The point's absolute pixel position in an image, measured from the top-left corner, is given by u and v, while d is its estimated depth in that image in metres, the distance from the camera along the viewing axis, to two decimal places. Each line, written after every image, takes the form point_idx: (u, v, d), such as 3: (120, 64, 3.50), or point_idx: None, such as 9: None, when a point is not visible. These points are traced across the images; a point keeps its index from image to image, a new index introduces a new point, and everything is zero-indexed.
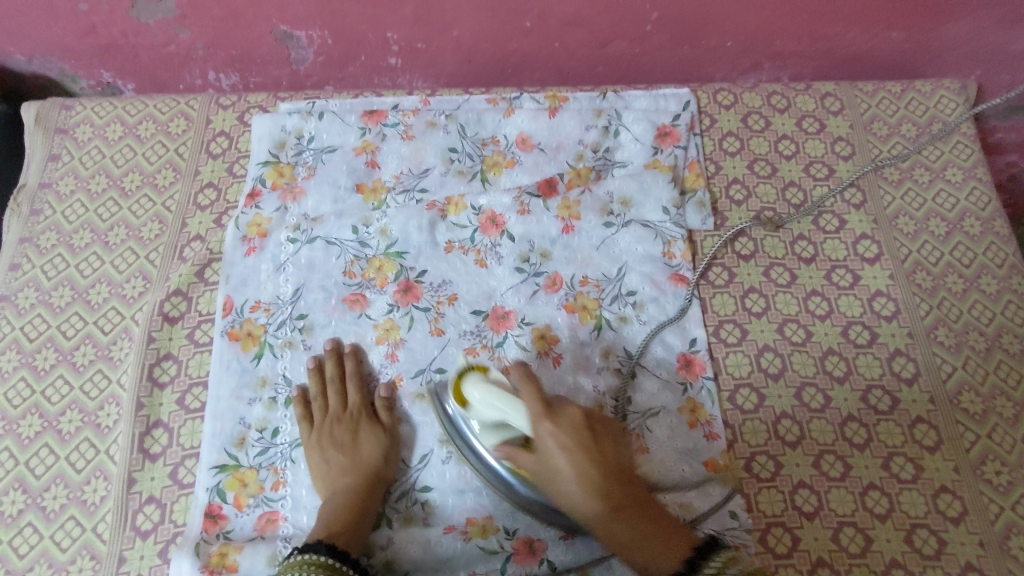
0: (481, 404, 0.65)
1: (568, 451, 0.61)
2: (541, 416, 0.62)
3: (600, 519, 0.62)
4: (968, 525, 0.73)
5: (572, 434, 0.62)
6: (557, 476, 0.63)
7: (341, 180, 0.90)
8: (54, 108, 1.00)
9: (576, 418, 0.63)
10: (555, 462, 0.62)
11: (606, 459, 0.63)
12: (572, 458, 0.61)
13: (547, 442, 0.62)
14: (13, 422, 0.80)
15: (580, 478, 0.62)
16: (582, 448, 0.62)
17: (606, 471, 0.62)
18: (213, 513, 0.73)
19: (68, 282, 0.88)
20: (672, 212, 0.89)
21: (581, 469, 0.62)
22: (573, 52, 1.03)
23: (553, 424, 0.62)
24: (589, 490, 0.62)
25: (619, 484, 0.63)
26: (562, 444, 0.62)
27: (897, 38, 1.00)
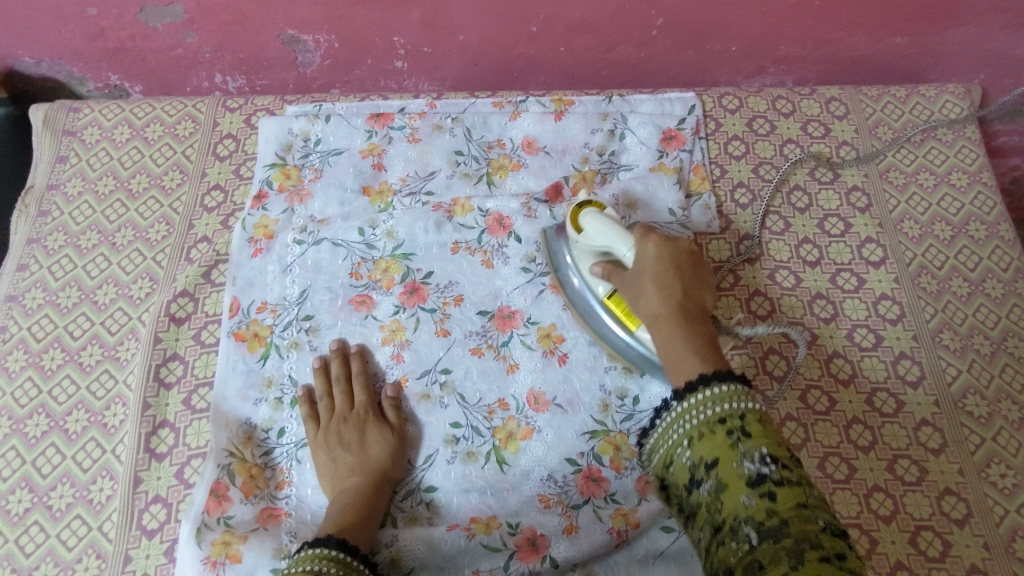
0: (591, 232, 0.74)
1: (660, 270, 0.67)
2: (648, 239, 0.69)
3: (663, 327, 0.65)
4: (973, 528, 0.73)
5: (668, 255, 0.68)
6: (644, 287, 0.67)
7: (347, 182, 0.91)
8: (62, 110, 1.00)
9: (681, 250, 0.69)
10: (648, 272, 0.67)
11: (692, 295, 0.67)
12: (662, 275, 0.66)
13: (647, 255, 0.68)
14: (20, 421, 0.80)
15: (663, 291, 0.66)
16: (671, 274, 0.67)
17: (689, 299, 0.66)
18: (218, 493, 0.73)
19: (75, 282, 0.88)
20: (679, 213, 0.89)
21: (670, 280, 0.66)
22: (578, 57, 1.04)
23: (657, 246, 0.68)
24: (668, 302, 0.65)
25: (693, 316, 0.65)
26: (658, 260, 0.67)
27: (901, 43, 1.01)
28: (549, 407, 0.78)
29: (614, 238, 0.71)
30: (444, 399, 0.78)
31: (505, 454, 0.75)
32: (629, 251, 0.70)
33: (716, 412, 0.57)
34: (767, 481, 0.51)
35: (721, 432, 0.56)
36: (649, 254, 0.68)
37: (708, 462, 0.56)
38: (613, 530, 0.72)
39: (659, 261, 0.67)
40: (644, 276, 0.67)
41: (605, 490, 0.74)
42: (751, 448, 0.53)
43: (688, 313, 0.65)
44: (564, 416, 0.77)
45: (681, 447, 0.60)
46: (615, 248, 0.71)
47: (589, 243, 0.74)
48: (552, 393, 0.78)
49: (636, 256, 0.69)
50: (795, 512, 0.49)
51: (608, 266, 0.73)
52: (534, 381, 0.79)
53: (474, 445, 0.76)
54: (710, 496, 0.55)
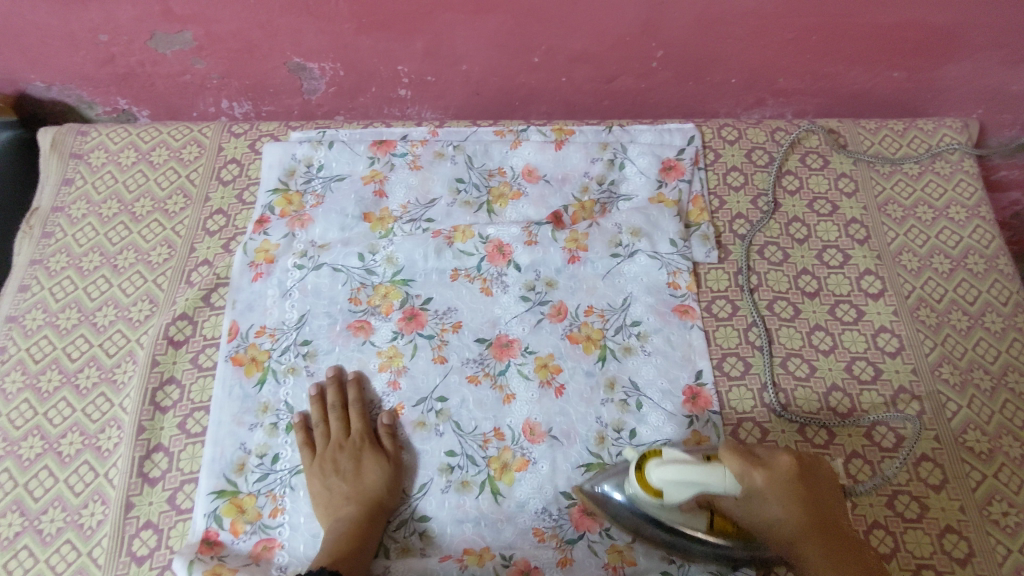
0: (670, 487, 0.63)
1: (779, 495, 0.63)
2: (752, 468, 0.62)
3: (818, 570, 0.62)
4: (975, 567, 0.72)
5: (782, 477, 0.63)
6: (770, 513, 0.63)
7: (348, 209, 0.92)
8: (70, 133, 1.02)
9: (787, 462, 0.64)
10: (766, 507, 0.63)
11: (816, 500, 0.64)
12: (784, 511, 0.63)
13: (759, 486, 0.62)
14: (14, 443, 0.80)
15: (793, 522, 0.63)
16: (795, 497, 0.63)
17: (820, 516, 0.64)
18: (209, 540, 0.72)
19: (75, 304, 0.89)
20: (680, 244, 0.89)
21: (793, 512, 0.63)
22: (580, 87, 1.05)
23: (765, 472, 0.62)
24: (804, 530, 0.63)
25: (831, 532, 0.63)
26: (773, 485, 0.62)
27: (899, 78, 1.02)
28: (545, 438, 0.77)
29: (705, 482, 0.61)
30: (439, 427, 0.78)
31: (499, 485, 0.75)
32: (729, 486, 0.61)
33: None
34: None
35: None
36: (760, 481, 0.62)
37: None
38: (610, 567, 0.71)
39: (781, 486, 0.63)
40: (762, 506, 0.63)
41: (600, 524, 0.73)
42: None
43: (826, 532, 0.63)
44: (560, 447, 0.77)
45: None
46: (709, 488, 0.62)
47: (675, 498, 0.63)
48: (548, 424, 0.78)
49: (743, 488, 0.62)
50: None
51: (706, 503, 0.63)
52: (530, 412, 0.79)
53: (469, 474, 0.75)
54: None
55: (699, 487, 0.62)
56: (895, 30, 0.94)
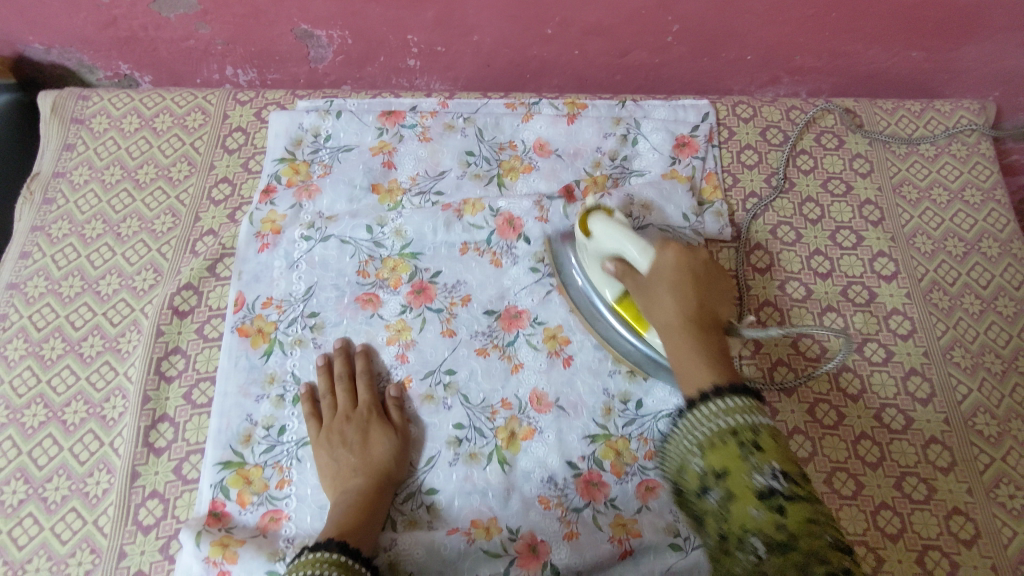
0: (600, 237, 0.71)
1: (673, 276, 0.64)
2: (668, 246, 0.66)
3: (677, 336, 0.62)
4: (981, 549, 0.72)
5: (690, 265, 0.66)
6: (658, 293, 0.65)
7: (356, 179, 0.90)
8: (71, 98, 0.99)
9: (701, 261, 0.67)
10: (662, 284, 0.64)
11: (708, 300, 0.64)
12: (677, 282, 0.64)
13: (663, 263, 0.65)
14: (17, 411, 0.79)
15: (677, 301, 0.63)
16: (690, 276, 0.65)
17: (700, 309, 0.63)
18: (216, 511, 0.72)
19: (78, 272, 0.87)
20: (692, 219, 0.88)
21: (680, 294, 0.63)
22: (593, 60, 1.03)
23: (676, 252, 0.66)
24: (682, 308, 0.63)
25: (704, 321, 0.63)
26: (679, 264, 0.65)
27: (917, 58, 1.00)
28: (552, 409, 0.77)
29: (625, 242, 0.68)
30: (447, 400, 0.77)
31: (506, 454, 0.75)
32: (639, 254, 0.67)
33: (728, 423, 0.51)
34: (778, 496, 0.47)
35: (732, 444, 0.50)
36: (667, 259, 0.65)
37: (717, 473, 0.50)
38: (615, 539, 0.71)
39: (685, 264, 0.65)
40: (658, 278, 0.65)
41: (605, 495, 0.73)
42: (763, 460, 0.49)
43: (701, 324, 0.62)
44: (567, 419, 0.76)
45: (690, 454, 0.52)
46: (624, 251, 0.69)
47: (597, 246, 0.72)
48: (555, 396, 0.77)
49: (650, 263, 0.67)
50: (803, 527, 0.46)
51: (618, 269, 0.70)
52: (538, 382, 0.78)
53: (476, 446, 0.75)
54: (718, 508, 0.49)
55: (618, 240, 0.69)
56: (916, 9, 0.92)
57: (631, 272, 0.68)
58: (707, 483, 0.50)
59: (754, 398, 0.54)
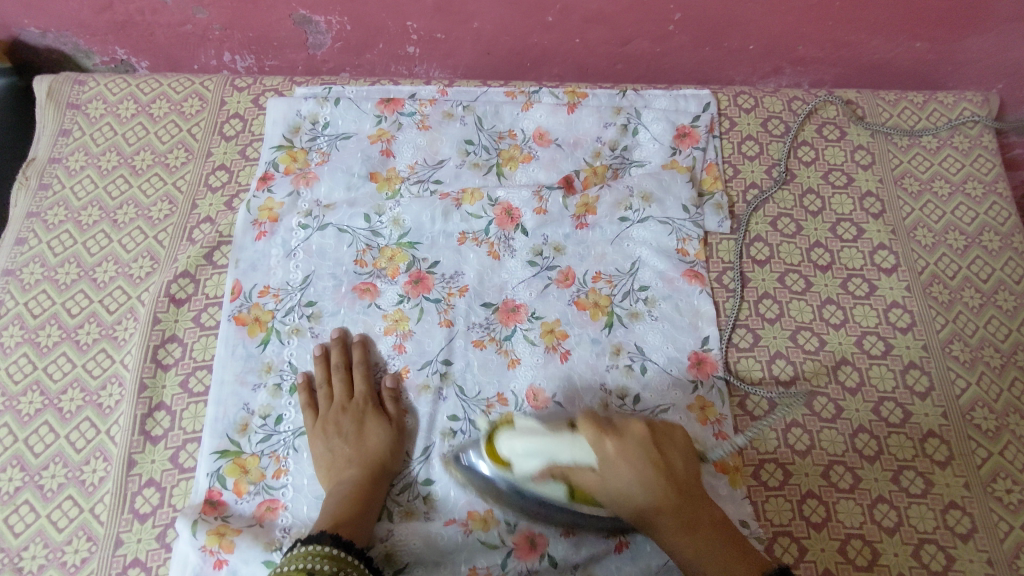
0: (518, 458, 0.64)
1: (632, 468, 0.60)
2: (605, 437, 0.61)
3: (675, 528, 0.62)
4: (977, 543, 0.72)
5: (636, 447, 0.61)
6: (629, 490, 0.61)
7: (354, 168, 0.89)
8: (67, 82, 0.98)
9: (639, 431, 0.62)
10: (624, 484, 0.61)
11: (676, 473, 0.62)
12: (639, 478, 0.61)
13: (608, 459, 0.61)
14: (13, 398, 0.78)
15: (651, 492, 0.61)
16: (648, 459, 0.61)
17: (673, 480, 0.62)
18: (212, 499, 0.72)
19: (75, 259, 0.87)
20: (692, 210, 0.87)
21: (649, 485, 0.61)
22: (594, 49, 1.02)
23: (618, 441, 0.61)
24: (665, 500, 0.61)
25: (680, 489, 0.62)
26: (626, 454, 0.61)
27: (921, 48, 0.99)
28: (549, 403, 0.76)
29: (555, 451, 0.62)
30: (444, 391, 0.77)
31: None
32: (577, 452, 0.61)
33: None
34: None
35: None
36: (613, 453, 0.61)
37: None
38: (613, 532, 0.71)
39: (633, 455, 0.61)
40: (616, 480, 0.61)
41: None
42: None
43: (687, 507, 0.62)
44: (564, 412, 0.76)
45: None
46: (557, 456, 0.62)
47: (522, 474, 0.64)
48: (552, 389, 0.77)
49: (596, 458, 0.61)
50: None
51: (562, 477, 0.63)
52: (535, 377, 0.78)
53: (473, 438, 0.75)
54: None
55: (545, 449, 0.62)
56: None
57: (578, 473, 0.62)
58: None
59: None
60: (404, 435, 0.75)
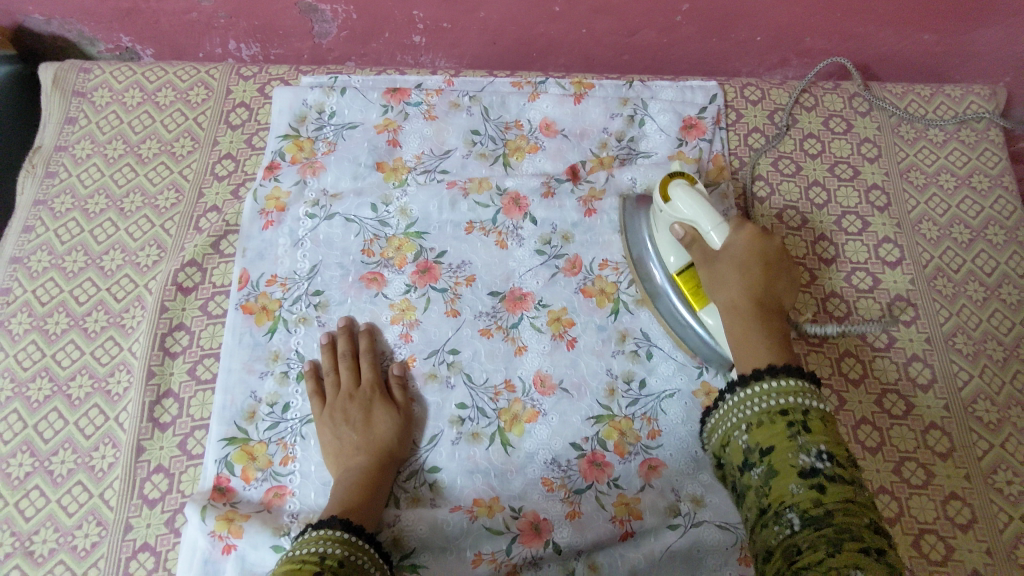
0: (676, 203, 0.72)
1: (743, 258, 0.69)
2: (745, 227, 0.70)
3: (737, 314, 0.68)
4: (976, 533, 0.73)
5: (756, 246, 0.69)
6: (727, 274, 0.69)
7: (361, 157, 0.89)
8: (72, 70, 0.98)
9: (770, 246, 0.70)
10: (728, 262, 0.69)
11: (773, 287, 0.70)
12: (745, 270, 0.69)
13: (733, 240, 0.69)
14: (22, 385, 0.79)
15: (744, 281, 0.68)
16: (758, 264, 0.69)
17: (764, 293, 0.69)
18: (221, 486, 0.72)
19: (82, 247, 0.87)
20: (698, 200, 0.87)
21: (750, 269, 0.69)
22: (600, 39, 1.02)
23: (751, 235, 0.70)
24: (750, 290, 0.68)
25: (765, 304, 0.69)
26: (749, 246, 0.69)
27: (929, 41, 0.99)
28: (555, 391, 0.77)
29: (703, 216, 0.70)
30: (450, 379, 0.78)
31: (509, 436, 0.75)
32: (717, 230, 0.70)
33: (778, 403, 0.58)
34: (819, 474, 0.52)
35: (780, 423, 0.56)
36: (739, 241, 0.69)
37: (762, 448, 0.57)
38: (616, 519, 0.71)
39: (754, 246, 0.69)
40: (728, 257, 0.69)
41: (609, 475, 0.73)
42: (808, 442, 0.54)
43: (764, 312, 0.68)
44: (570, 400, 0.77)
45: (737, 429, 0.60)
46: (700, 224, 0.71)
47: (672, 214, 0.73)
48: (559, 376, 0.78)
49: (728, 240, 0.70)
50: (841, 505, 0.51)
51: (690, 240, 0.72)
52: (542, 363, 0.78)
53: (479, 426, 0.75)
54: (759, 478, 0.56)
55: (693, 211, 0.71)
56: None
57: (704, 243, 0.71)
58: (751, 457, 0.57)
59: (811, 382, 0.59)
60: (411, 423, 0.76)
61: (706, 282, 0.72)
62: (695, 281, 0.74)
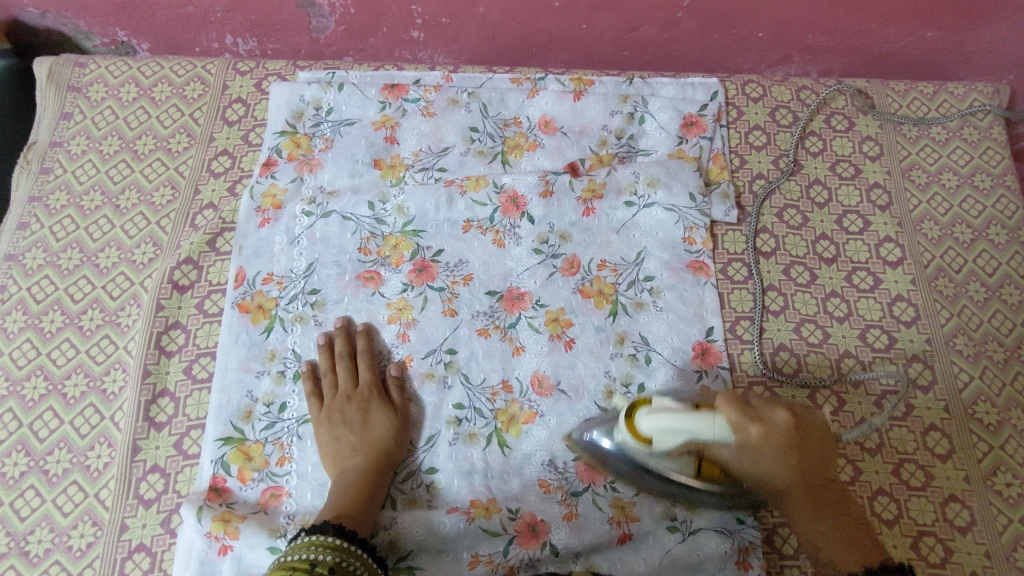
0: (658, 436, 0.62)
1: (775, 453, 0.62)
2: (749, 420, 0.61)
3: (814, 519, 0.64)
4: (975, 536, 0.73)
5: (781, 431, 0.62)
6: (762, 466, 0.63)
7: (359, 154, 0.88)
8: (67, 65, 0.97)
9: (784, 417, 0.62)
10: (761, 462, 0.63)
11: (812, 460, 0.64)
12: (780, 458, 0.62)
13: (754, 442, 0.61)
14: (18, 383, 0.79)
15: (785, 472, 0.63)
16: (790, 447, 0.63)
17: (811, 469, 0.64)
18: (217, 486, 0.72)
19: (77, 244, 0.87)
20: (698, 198, 0.87)
21: (787, 454, 0.62)
22: (600, 35, 1.01)
23: (762, 426, 0.61)
24: (796, 481, 0.63)
25: (815, 471, 0.64)
26: (771, 438, 0.62)
27: (932, 38, 0.98)
28: (553, 392, 0.77)
29: (695, 427, 0.60)
30: (447, 379, 0.77)
31: (506, 437, 0.75)
32: (719, 430, 0.60)
33: None
34: None
35: None
36: (756, 437, 0.61)
37: None
38: (614, 521, 0.71)
39: (776, 437, 0.62)
40: (759, 460, 0.62)
41: (606, 476, 0.73)
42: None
43: (819, 490, 0.64)
44: (568, 401, 0.76)
45: None
46: (697, 434, 0.60)
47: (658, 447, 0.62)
48: (557, 377, 0.77)
49: (739, 437, 0.61)
50: None
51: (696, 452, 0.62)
52: (540, 364, 0.78)
53: (476, 426, 0.75)
54: None
55: (686, 428, 0.60)
56: None
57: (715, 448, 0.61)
58: None
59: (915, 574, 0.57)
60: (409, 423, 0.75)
61: (740, 469, 0.64)
62: (718, 466, 0.64)
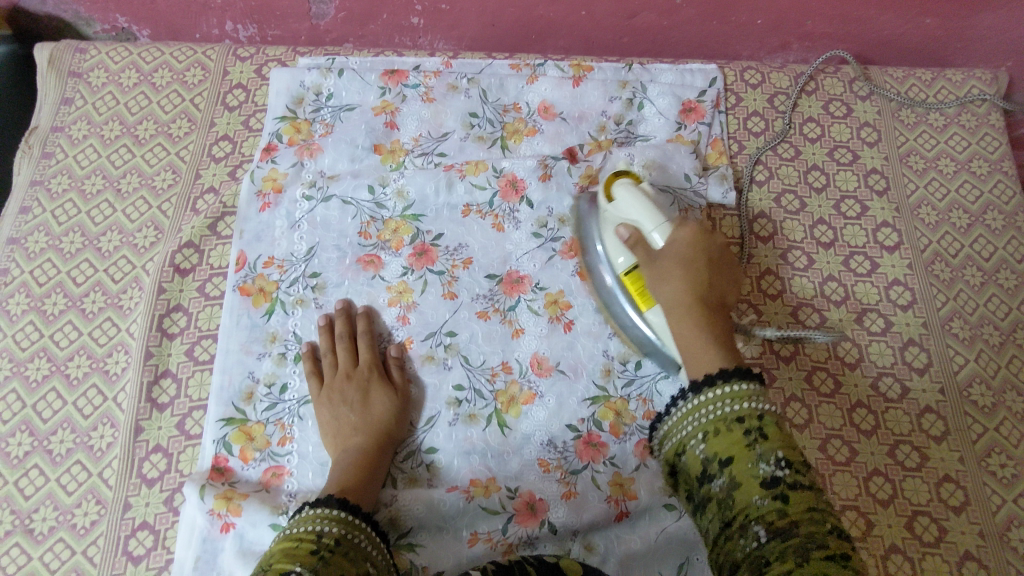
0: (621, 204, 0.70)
1: (686, 259, 0.66)
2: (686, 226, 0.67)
3: (681, 319, 0.64)
4: (969, 516, 0.73)
5: (704, 246, 0.67)
6: (669, 271, 0.66)
7: (359, 139, 0.89)
8: (68, 50, 0.98)
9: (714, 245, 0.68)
10: (670, 262, 0.66)
11: (715, 289, 0.67)
12: (689, 268, 0.66)
13: (678, 239, 0.67)
14: (21, 364, 0.79)
15: (690, 283, 0.65)
16: (697, 261, 0.66)
17: (709, 298, 0.66)
18: (219, 466, 0.73)
19: (79, 228, 0.87)
20: (695, 180, 0.87)
21: (694, 265, 0.66)
22: (600, 21, 1.01)
23: (693, 233, 0.67)
24: (694, 294, 0.65)
25: (710, 305, 0.66)
26: (696, 248, 0.67)
27: (931, 24, 0.98)
28: (552, 372, 0.77)
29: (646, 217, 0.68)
30: (447, 361, 0.78)
31: (506, 418, 0.75)
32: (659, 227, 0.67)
33: (733, 410, 0.55)
34: (780, 483, 0.51)
35: (738, 430, 0.54)
36: (682, 238, 0.67)
37: (718, 458, 0.54)
38: (612, 499, 0.72)
39: (699, 248, 0.67)
40: (672, 257, 0.66)
41: (605, 455, 0.74)
42: (767, 449, 0.53)
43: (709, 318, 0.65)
44: (567, 382, 0.77)
45: (693, 438, 0.57)
46: (643, 224, 0.68)
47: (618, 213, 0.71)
48: (556, 358, 0.78)
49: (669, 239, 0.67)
50: (805, 514, 0.49)
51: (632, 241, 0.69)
52: (539, 346, 0.79)
53: (476, 407, 0.76)
54: (723, 492, 0.53)
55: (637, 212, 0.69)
56: None
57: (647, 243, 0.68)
58: (710, 468, 0.55)
59: (757, 383, 0.57)
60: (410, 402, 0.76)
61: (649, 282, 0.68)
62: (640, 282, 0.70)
